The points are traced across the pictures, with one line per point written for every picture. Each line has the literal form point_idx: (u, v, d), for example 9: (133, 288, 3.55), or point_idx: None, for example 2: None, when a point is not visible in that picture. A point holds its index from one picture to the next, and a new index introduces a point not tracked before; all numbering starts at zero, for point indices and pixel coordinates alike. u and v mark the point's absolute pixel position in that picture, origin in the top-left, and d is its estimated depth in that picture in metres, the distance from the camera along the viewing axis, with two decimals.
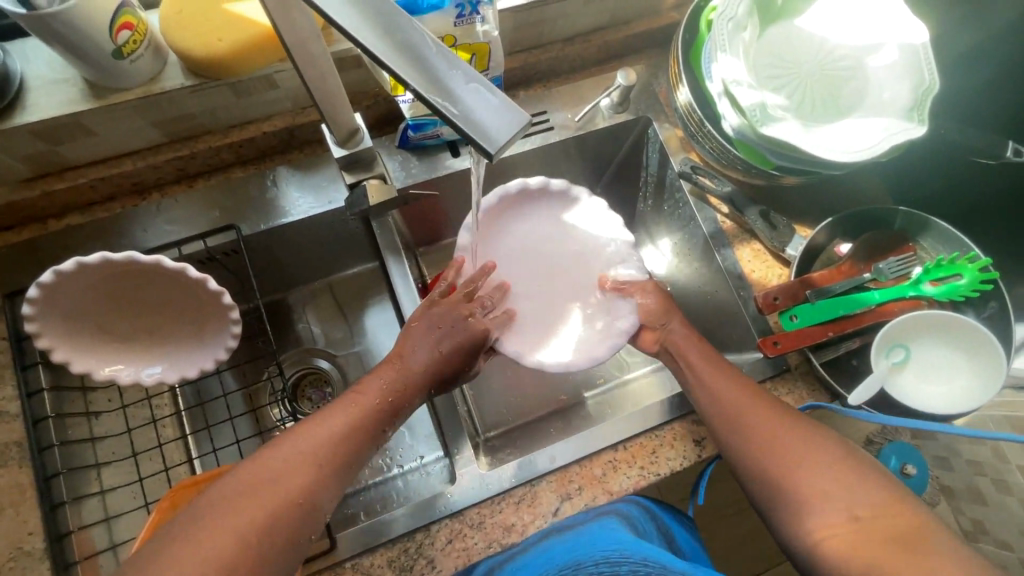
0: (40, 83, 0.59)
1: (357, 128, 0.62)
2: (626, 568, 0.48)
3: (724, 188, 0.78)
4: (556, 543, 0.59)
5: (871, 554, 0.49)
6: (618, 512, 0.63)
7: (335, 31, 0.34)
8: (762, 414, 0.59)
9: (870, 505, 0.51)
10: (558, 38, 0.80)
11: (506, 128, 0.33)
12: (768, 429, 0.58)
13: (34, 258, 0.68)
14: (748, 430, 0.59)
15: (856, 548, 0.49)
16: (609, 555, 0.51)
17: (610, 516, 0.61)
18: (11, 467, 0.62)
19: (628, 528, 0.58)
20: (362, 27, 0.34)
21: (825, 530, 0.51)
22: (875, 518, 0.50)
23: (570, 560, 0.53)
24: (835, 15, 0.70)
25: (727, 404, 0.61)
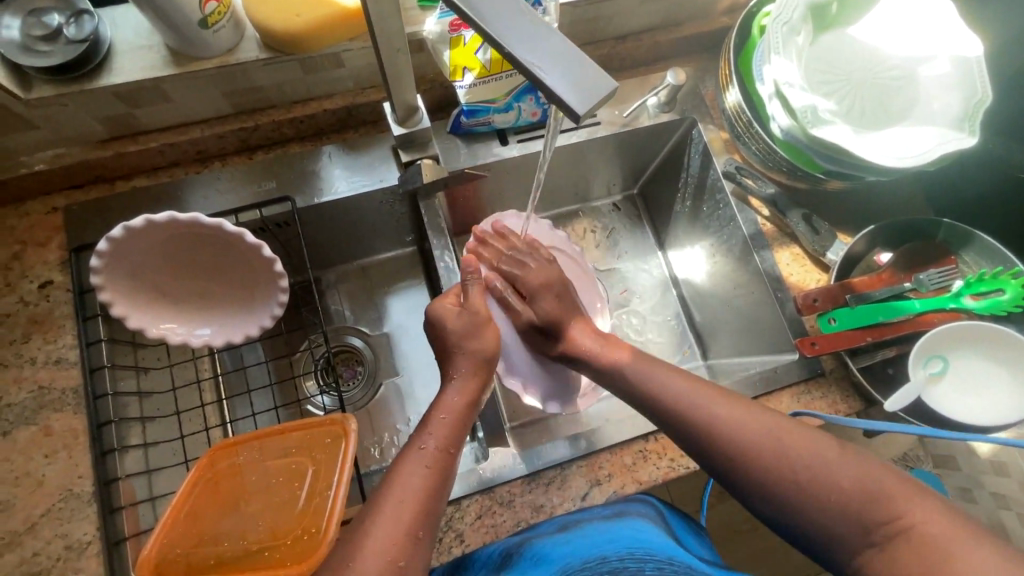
0: (125, 48, 0.63)
1: (416, 108, 0.67)
2: (652, 567, 0.52)
3: (767, 190, 0.79)
4: (581, 532, 0.60)
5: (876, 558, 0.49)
6: (635, 512, 0.62)
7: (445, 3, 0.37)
8: (703, 392, 0.60)
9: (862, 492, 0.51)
10: (611, 36, 0.82)
11: (595, 95, 0.35)
12: (716, 408, 0.58)
13: (101, 216, 0.71)
14: (693, 412, 0.58)
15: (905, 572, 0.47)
16: (635, 551, 0.54)
17: (634, 513, 0.61)
18: (67, 412, 0.66)
19: (651, 530, 0.58)
20: None
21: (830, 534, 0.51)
22: (878, 525, 0.49)
23: (594, 552, 0.56)
24: (888, 25, 0.71)
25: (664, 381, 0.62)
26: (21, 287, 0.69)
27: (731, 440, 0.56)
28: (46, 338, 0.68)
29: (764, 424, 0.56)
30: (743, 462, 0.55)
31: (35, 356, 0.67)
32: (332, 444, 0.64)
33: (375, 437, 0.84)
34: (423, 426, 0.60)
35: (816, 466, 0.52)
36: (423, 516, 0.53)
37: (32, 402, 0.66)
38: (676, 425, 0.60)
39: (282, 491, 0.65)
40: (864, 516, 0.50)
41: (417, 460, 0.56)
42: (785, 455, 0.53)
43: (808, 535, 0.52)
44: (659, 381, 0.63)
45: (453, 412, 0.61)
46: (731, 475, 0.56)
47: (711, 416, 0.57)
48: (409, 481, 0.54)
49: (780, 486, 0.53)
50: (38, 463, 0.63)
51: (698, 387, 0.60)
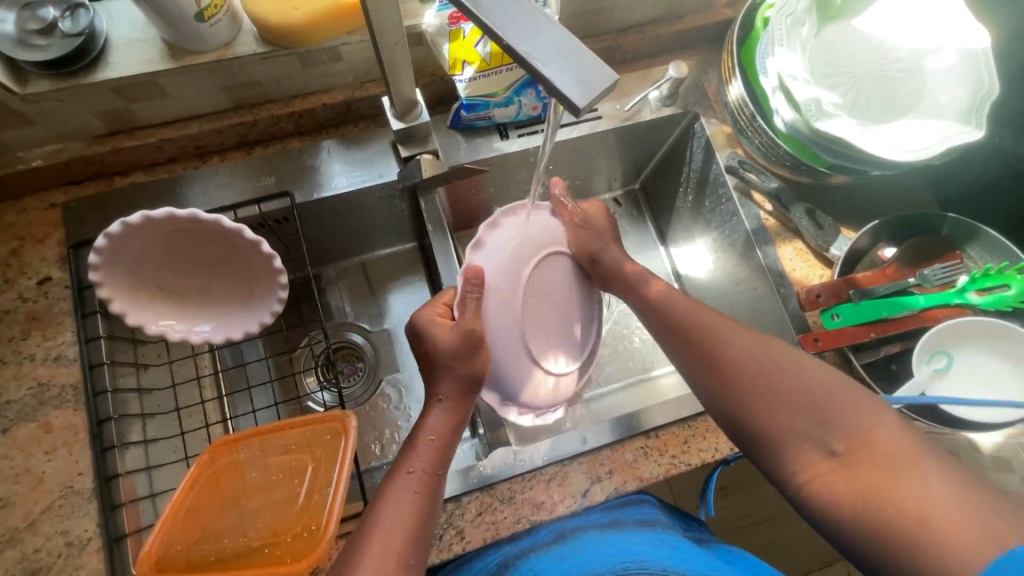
0: (120, 42, 0.62)
1: (415, 103, 0.66)
2: None
3: (770, 184, 0.78)
4: (574, 544, 0.61)
5: (826, 465, 0.53)
6: (632, 520, 0.65)
7: None
8: (693, 306, 0.66)
9: (827, 402, 0.55)
10: (612, 28, 0.81)
11: (595, 87, 0.34)
12: (703, 321, 0.64)
13: (99, 211, 0.71)
14: (682, 321, 0.65)
15: (852, 489, 0.51)
16: (629, 565, 0.55)
17: (627, 528, 0.63)
18: (66, 408, 0.65)
19: (644, 538, 0.61)
20: None
21: (788, 442, 0.55)
22: (836, 433, 0.53)
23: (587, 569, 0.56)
24: (894, 16, 0.70)
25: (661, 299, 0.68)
26: (19, 284, 0.69)
27: (712, 346, 0.62)
28: (45, 335, 0.67)
29: (762, 348, 0.60)
30: (736, 375, 0.59)
31: (34, 353, 0.67)
32: (333, 441, 0.64)
33: (376, 433, 0.84)
34: (409, 450, 0.59)
35: (786, 375, 0.57)
36: (413, 540, 0.53)
37: (31, 399, 0.65)
38: (683, 349, 0.64)
39: (282, 488, 0.65)
40: (830, 426, 0.54)
41: (406, 487, 0.56)
42: (769, 367, 0.58)
43: (769, 440, 0.56)
44: (659, 298, 0.69)
45: (440, 434, 0.60)
46: (720, 391, 0.60)
47: (699, 326, 0.63)
48: (397, 510, 0.54)
49: (752, 390, 0.58)
50: (38, 460, 0.63)
51: (690, 304, 0.66)
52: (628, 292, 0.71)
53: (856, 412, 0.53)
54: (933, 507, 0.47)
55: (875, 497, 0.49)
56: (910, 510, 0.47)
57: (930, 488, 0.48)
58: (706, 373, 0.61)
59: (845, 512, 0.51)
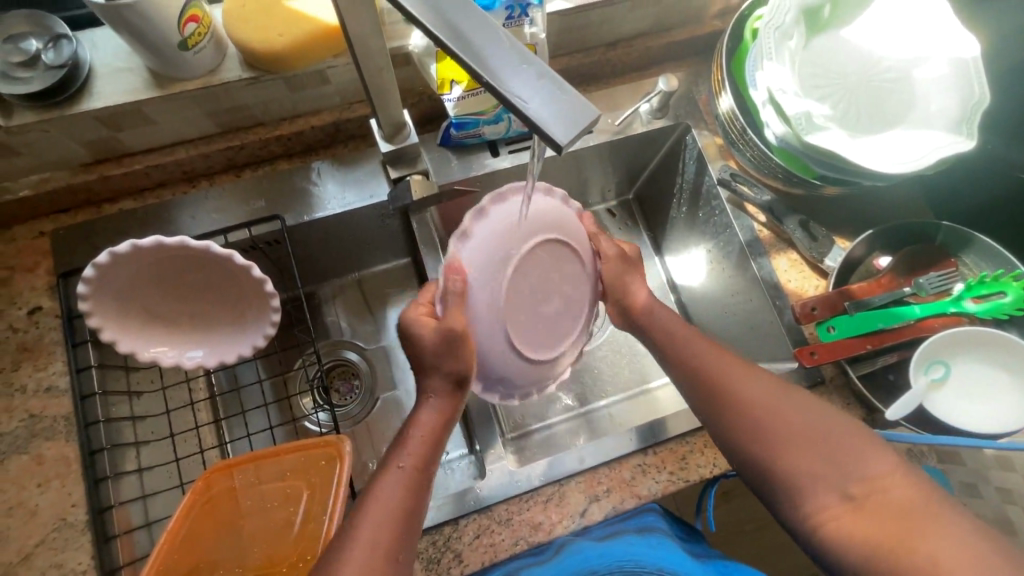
0: (106, 71, 0.62)
1: (404, 124, 0.66)
2: None
3: (763, 197, 0.78)
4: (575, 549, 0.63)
5: (844, 513, 0.52)
6: (632, 529, 0.64)
7: (424, 34, 0.36)
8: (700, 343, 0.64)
9: (838, 444, 0.55)
10: (601, 42, 0.81)
11: (575, 123, 0.34)
12: (709, 357, 0.63)
13: (88, 239, 0.70)
14: (688, 358, 0.64)
15: (867, 537, 0.51)
16: None
17: (627, 535, 0.63)
18: (58, 440, 0.65)
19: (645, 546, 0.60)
20: (446, 28, 0.36)
21: (803, 491, 0.54)
22: (854, 478, 0.53)
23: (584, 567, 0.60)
24: (882, 27, 0.70)
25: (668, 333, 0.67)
26: (9, 314, 0.68)
27: (723, 384, 0.60)
28: (36, 366, 0.67)
29: (780, 393, 0.59)
30: (752, 414, 0.58)
31: (25, 384, 0.66)
32: (328, 466, 0.63)
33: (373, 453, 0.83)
34: (398, 444, 0.57)
35: (796, 417, 0.57)
36: (403, 534, 0.52)
37: (23, 430, 0.65)
38: (693, 387, 0.62)
39: (278, 514, 0.65)
40: (844, 471, 0.54)
41: (392, 491, 0.53)
42: (779, 407, 0.58)
43: (784, 484, 0.55)
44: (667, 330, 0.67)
45: (430, 430, 0.57)
46: (735, 429, 0.58)
47: (708, 363, 0.62)
48: (385, 500, 0.53)
49: (766, 429, 0.57)
50: (31, 493, 0.63)
51: (694, 337, 0.65)
52: (622, 309, 0.70)
53: (870, 458, 0.54)
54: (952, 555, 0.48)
55: (892, 543, 0.50)
56: (928, 558, 0.48)
57: (950, 542, 0.48)
58: (720, 411, 0.59)
59: (857, 555, 0.51)
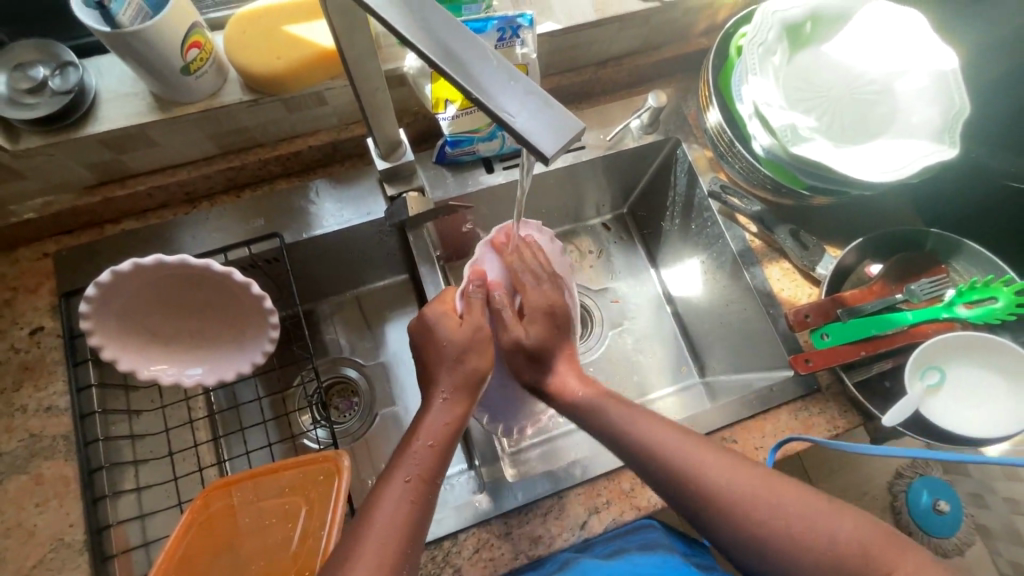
0: (110, 96, 0.64)
1: (399, 142, 0.68)
2: None
3: (753, 207, 0.79)
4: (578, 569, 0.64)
5: None
6: (634, 547, 0.67)
7: (417, 55, 0.38)
8: (683, 445, 0.57)
9: (852, 547, 0.50)
10: (590, 61, 0.83)
11: (562, 136, 0.35)
12: (700, 463, 0.56)
13: (91, 259, 0.72)
14: (674, 465, 0.56)
15: None
16: None
17: (630, 555, 0.66)
18: (57, 459, 0.65)
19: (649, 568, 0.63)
20: (437, 49, 0.38)
21: None
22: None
23: None
24: (862, 42, 0.72)
25: (641, 424, 0.60)
26: (12, 334, 0.69)
27: (719, 497, 0.54)
28: (37, 385, 0.68)
29: (781, 493, 0.53)
30: (756, 529, 0.52)
31: (25, 404, 0.67)
32: (327, 481, 0.63)
33: (373, 469, 0.83)
34: (403, 454, 0.57)
35: (808, 529, 0.51)
36: (408, 547, 0.51)
37: (23, 450, 0.65)
38: (685, 498, 0.56)
39: (277, 532, 0.64)
40: (866, 569, 0.50)
41: (400, 491, 0.54)
42: (787, 518, 0.52)
43: None
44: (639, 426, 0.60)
45: (440, 437, 0.58)
46: (742, 543, 0.53)
47: (694, 472, 0.55)
48: (396, 501, 0.53)
49: (776, 544, 0.52)
50: (29, 513, 0.63)
51: (672, 434, 0.58)
52: None
53: (888, 553, 0.50)
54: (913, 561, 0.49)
55: None
56: None
57: None
58: (723, 525, 0.53)
59: None
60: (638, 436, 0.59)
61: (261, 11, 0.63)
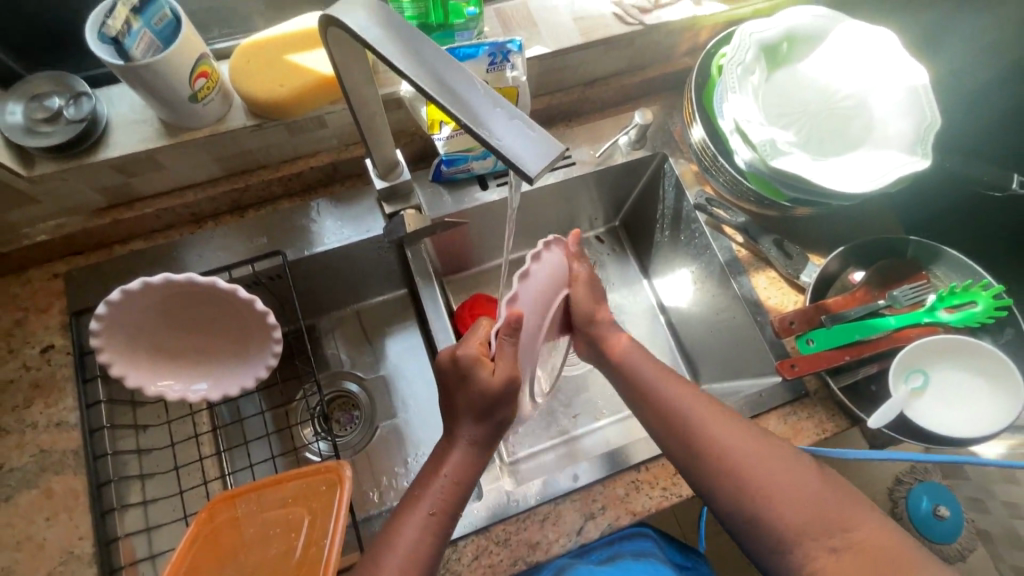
0: (121, 124, 0.67)
1: (397, 163, 0.70)
2: None
3: (738, 218, 0.82)
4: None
5: (827, 559, 0.54)
6: (629, 552, 0.70)
7: (409, 84, 0.41)
8: (685, 396, 0.65)
9: (819, 498, 0.56)
10: (579, 82, 0.87)
11: (544, 157, 0.38)
12: (697, 411, 0.63)
13: (101, 279, 0.74)
14: (673, 409, 0.65)
15: None
16: None
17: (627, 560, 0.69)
18: (67, 474, 0.67)
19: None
20: (427, 78, 0.41)
21: (789, 543, 0.56)
22: (838, 528, 0.55)
23: None
24: (837, 60, 0.76)
25: (649, 380, 0.68)
26: (23, 353, 0.71)
27: (710, 438, 0.61)
28: (47, 402, 0.70)
29: (766, 446, 0.60)
30: (737, 469, 0.59)
31: (36, 420, 0.69)
32: (329, 491, 0.65)
33: (374, 480, 0.85)
34: (429, 486, 0.60)
35: (783, 475, 0.58)
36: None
37: (34, 465, 0.67)
38: (678, 441, 0.63)
39: (279, 542, 0.65)
40: (830, 521, 0.55)
41: (422, 523, 0.58)
42: (767, 465, 0.59)
43: (770, 536, 0.57)
44: (649, 381, 0.68)
45: (461, 474, 0.61)
46: (721, 482, 0.60)
47: (692, 418, 0.63)
48: (411, 537, 0.57)
49: (751, 483, 0.58)
50: (40, 527, 0.65)
51: (677, 387, 0.66)
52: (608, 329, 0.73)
53: (854, 512, 0.56)
54: (889, 553, 0.53)
55: None
56: None
57: None
58: (707, 466, 0.61)
59: None
60: (648, 389, 0.67)
61: (265, 42, 0.67)
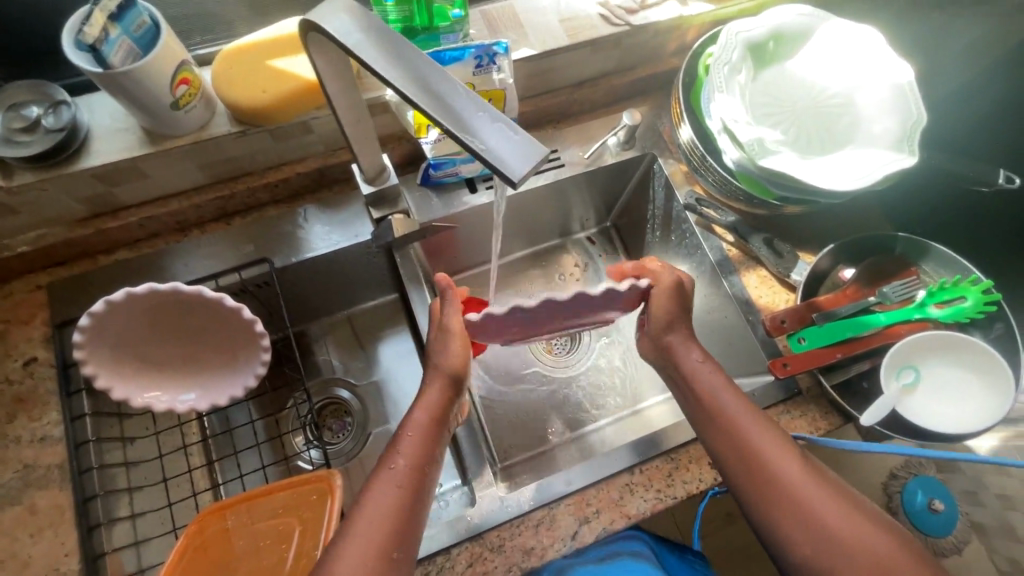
0: (102, 132, 0.66)
1: (384, 167, 0.69)
2: None
3: (728, 218, 0.82)
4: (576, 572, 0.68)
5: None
6: (627, 552, 0.71)
7: (393, 91, 0.40)
8: (729, 403, 0.61)
9: (863, 534, 0.52)
10: (567, 83, 0.86)
11: (527, 160, 0.37)
12: (742, 419, 0.59)
13: (84, 290, 0.73)
14: (715, 412, 0.61)
15: None
16: None
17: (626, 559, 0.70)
18: (51, 489, 0.66)
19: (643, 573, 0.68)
20: (410, 85, 0.40)
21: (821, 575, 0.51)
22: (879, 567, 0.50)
23: None
24: (823, 58, 0.76)
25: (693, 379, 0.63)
26: (6, 366, 0.70)
27: (749, 449, 0.58)
28: (31, 416, 0.69)
29: (811, 470, 0.56)
30: (776, 485, 0.55)
31: (20, 435, 0.68)
32: (319, 500, 0.64)
33: (367, 488, 0.84)
34: (397, 441, 0.58)
35: (828, 504, 0.53)
36: (395, 546, 0.52)
37: (17, 481, 0.66)
38: (716, 441, 0.60)
39: (271, 554, 0.64)
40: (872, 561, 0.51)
41: (388, 479, 0.55)
42: (810, 492, 0.54)
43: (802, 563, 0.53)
44: (694, 377, 0.63)
45: (420, 427, 0.59)
46: (757, 494, 0.56)
47: (733, 427, 0.59)
48: (380, 494, 0.54)
49: (791, 506, 0.54)
50: (24, 544, 0.63)
51: (723, 389, 0.62)
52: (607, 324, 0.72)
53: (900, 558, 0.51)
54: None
55: None
56: None
57: None
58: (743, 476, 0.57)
59: None
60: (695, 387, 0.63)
61: (246, 46, 0.66)
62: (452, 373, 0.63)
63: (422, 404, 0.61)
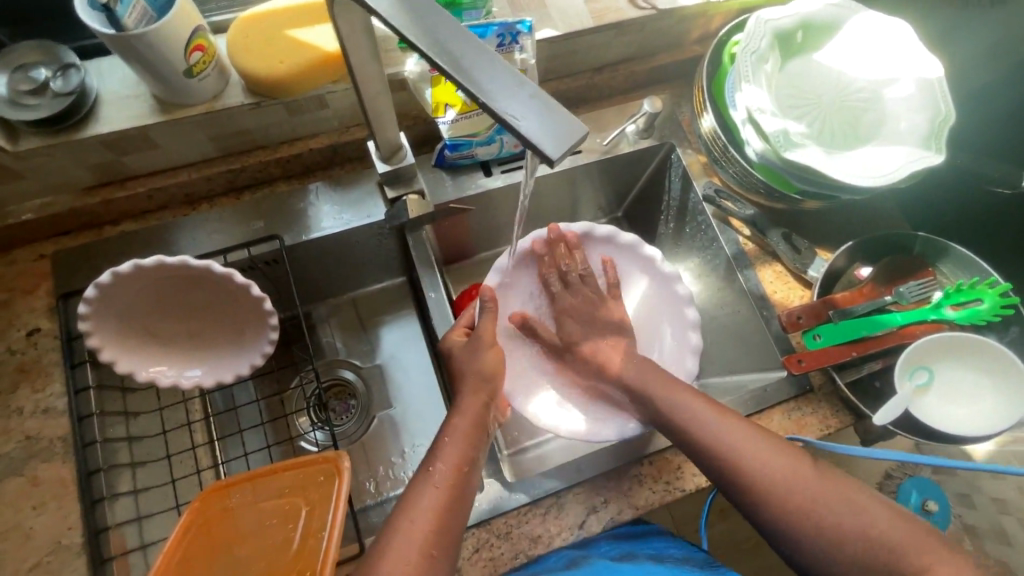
0: (112, 98, 0.64)
1: (400, 145, 0.68)
2: None
3: (745, 211, 0.81)
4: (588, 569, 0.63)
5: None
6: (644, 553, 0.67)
7: (425, 61, 0.39)
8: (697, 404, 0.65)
9: (857, 520, 0.56)
10: (587, 67, 0.84)
11: (566, 141, 0.36)
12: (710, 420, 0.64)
13: (87, 260, 0.72)
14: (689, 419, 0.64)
15: None
16: None
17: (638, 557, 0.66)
18: (54, 462, 0.65)
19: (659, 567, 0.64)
20: (442, 54, 0.39)
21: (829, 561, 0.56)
22: (878, 549, 0.54)
23: None
24: (852, 50, 0.74)
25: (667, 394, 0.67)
26: (8, 336, 0.69)
27: (728, 451, 0.61)
28: (34, 388, 0.67)
29: (786, 453, 0.61)
30: (765, 482, 0.59)
31: (22, 406, 0.67)
32: (327, 482, 0.63)
33: (369, 471, 0.83)
34: (437, 447, 0.61)
35: (820, 491, 0.58)
36: (435, 548, 0.54)
37: (20, 452, 0.65)
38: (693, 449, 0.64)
39: (277, 533, 0.63)
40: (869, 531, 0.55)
41: (432, 479, 0.58)
42: (797, 484, 0.58)
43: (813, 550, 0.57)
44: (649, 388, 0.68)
45: (456, 434, 0.61)
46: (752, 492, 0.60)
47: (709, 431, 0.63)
48: (423, 499, 0.56)
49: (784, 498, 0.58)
50: (27, 515, 0.63)
51: (687, 394, 0.66)
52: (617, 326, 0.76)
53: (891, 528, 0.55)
54: None
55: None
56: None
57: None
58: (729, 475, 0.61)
59: None
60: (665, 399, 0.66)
61: (263, 15, 0.64)
62: (485, 377, 0.67)
63: (459, 411, 0.64)
